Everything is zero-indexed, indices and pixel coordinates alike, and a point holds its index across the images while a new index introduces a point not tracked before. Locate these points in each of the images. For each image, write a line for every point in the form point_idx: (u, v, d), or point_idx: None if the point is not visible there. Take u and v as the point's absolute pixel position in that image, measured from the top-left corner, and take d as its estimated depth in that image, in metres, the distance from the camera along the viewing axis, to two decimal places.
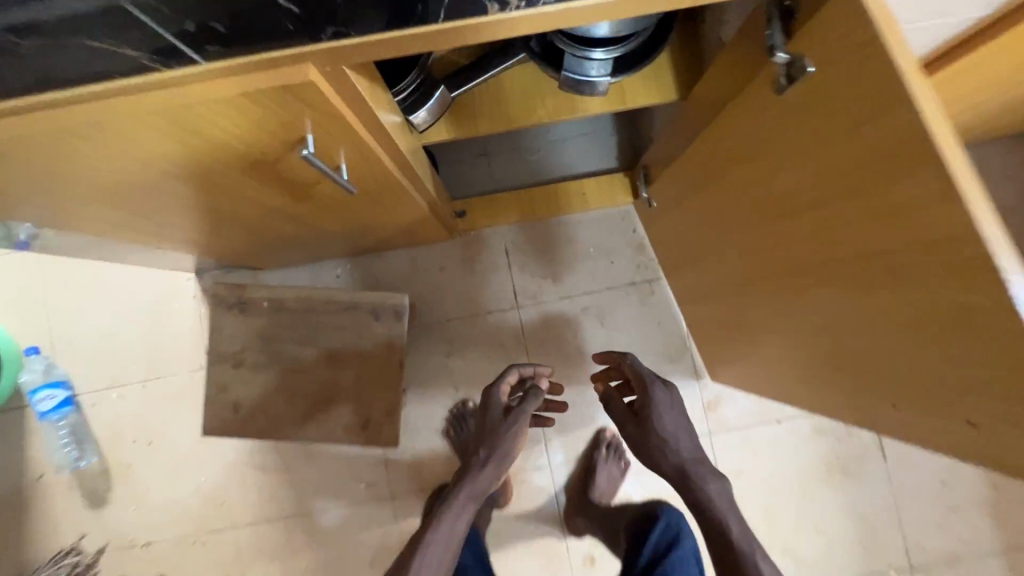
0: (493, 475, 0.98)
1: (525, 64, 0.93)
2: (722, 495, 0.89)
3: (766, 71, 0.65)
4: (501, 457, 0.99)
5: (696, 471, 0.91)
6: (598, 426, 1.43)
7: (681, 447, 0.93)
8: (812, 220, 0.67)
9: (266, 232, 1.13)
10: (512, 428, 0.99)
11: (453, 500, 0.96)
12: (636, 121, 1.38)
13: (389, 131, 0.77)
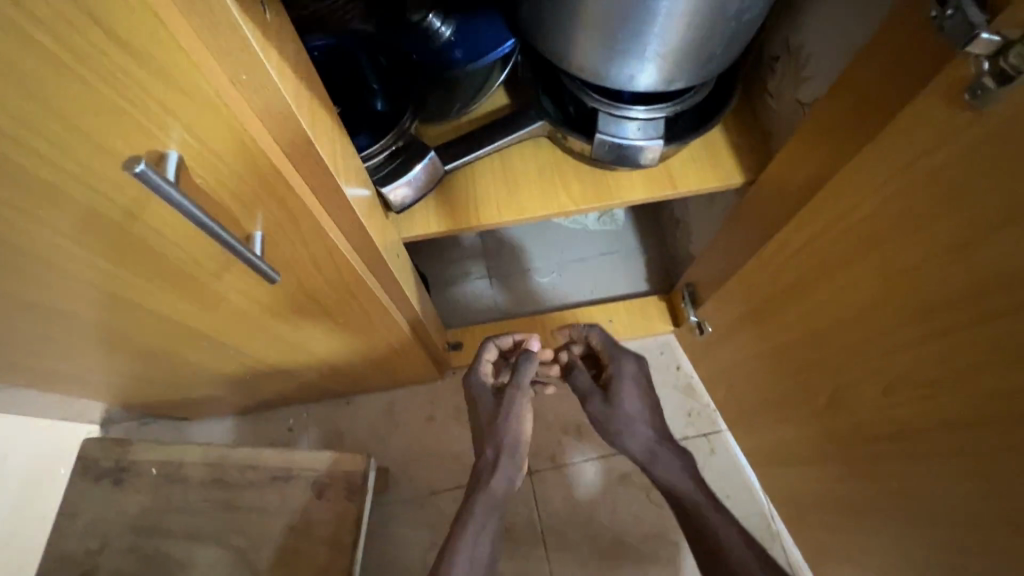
0: (506, 475, 0.69)
1: (541, 142, 0.72)
2: (695, 492, 0.71)
3: (945, 73, 0.41)
4: (511, 452, 0.70)
5: (656, 468, 0.74)
6: None
7: (641, 440, 0.75)
8: None
9: (181, 377, 0.80)
10: (514, 410, 0.71)
11: (461, 524, 0.66)
12: (670, 240, 1.15)
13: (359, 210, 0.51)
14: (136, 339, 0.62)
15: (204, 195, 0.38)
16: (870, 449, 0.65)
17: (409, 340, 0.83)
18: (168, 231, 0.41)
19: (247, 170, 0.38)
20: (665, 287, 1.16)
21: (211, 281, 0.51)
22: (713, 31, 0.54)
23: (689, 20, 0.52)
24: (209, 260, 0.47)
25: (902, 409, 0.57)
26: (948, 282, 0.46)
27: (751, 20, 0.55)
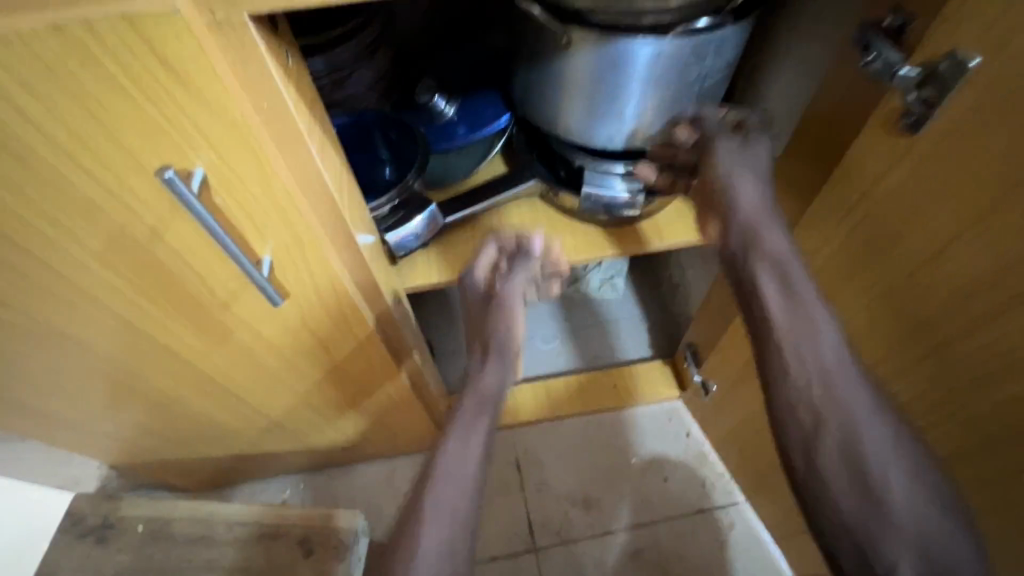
0: (497, 385, 0.68)
1: (536, 201, 0.79)
2: (792, 320, 0.54)
3: (878, 110, 0.46)
4: (501, 349, 0.69)
5: (758, 258, 0.56)
6: None
7: (746, 203, 0.58)
8: None
9: (181, 433, 0.80)
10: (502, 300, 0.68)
11: (453, 420, 0.66)
12: (671, 304, 1.17)
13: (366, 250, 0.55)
14: (143, 382, 0.63)
15: (221, 215, 0.43)
16: None
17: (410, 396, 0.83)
18: (188, 252, 0.45)
19: (261, 194, 0.43)
20: (668, 352, 1.15)
21: (220, 313, 0.54)
22: (680, 94, 0.62)
23: (659, 90, 0.60)
24: (220, 287, 0.50)
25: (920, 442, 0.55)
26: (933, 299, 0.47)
27: (712, 86, 0.63)
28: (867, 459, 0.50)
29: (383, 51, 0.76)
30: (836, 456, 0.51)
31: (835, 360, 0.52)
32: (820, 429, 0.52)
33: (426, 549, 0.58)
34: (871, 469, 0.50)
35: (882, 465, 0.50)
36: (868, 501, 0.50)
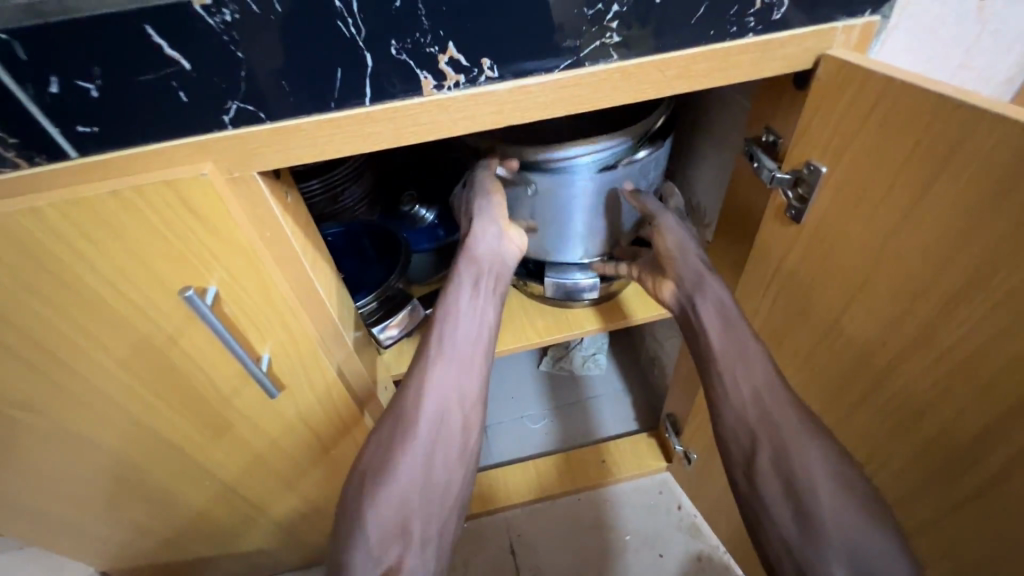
0: (491, 249, 0.66)
1: (509, 290, 0.88)
2: (723, 339, 0.59)
3: (771, 204, 0.56)
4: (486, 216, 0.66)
5: (703, 300, 0.63)
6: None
7: (687, 267, 0.66)
8: (922, 369, 0.46)
9: (176, 533, 0.81)
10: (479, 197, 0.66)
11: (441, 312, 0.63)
12: (651, 376, 1.23)
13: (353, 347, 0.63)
14: (145, 479, 0.67)
15: (228, 321, 0.51)
16: None
17: None
18: (197, 354, 0.53)
19: (262, 301, 0.51)
20: (651, 423, 1.19)
21: (222, 406, 0.60)
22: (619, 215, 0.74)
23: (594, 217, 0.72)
24: (223, 382, 0.57)
25: None
26: (844, 352, 0.54)
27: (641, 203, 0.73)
28: (798, 477, 0.52)
29: (370, 171, 0.89)
30: (771, 472, 0.54)
31: (764, 382, 0.56)
32: (756, 448, 0.56)
33: (426, 416, 0.59)
34: (797, 480, 0.52)
35: (808, 478, 0.52)
36: (799, 517, 0.52)
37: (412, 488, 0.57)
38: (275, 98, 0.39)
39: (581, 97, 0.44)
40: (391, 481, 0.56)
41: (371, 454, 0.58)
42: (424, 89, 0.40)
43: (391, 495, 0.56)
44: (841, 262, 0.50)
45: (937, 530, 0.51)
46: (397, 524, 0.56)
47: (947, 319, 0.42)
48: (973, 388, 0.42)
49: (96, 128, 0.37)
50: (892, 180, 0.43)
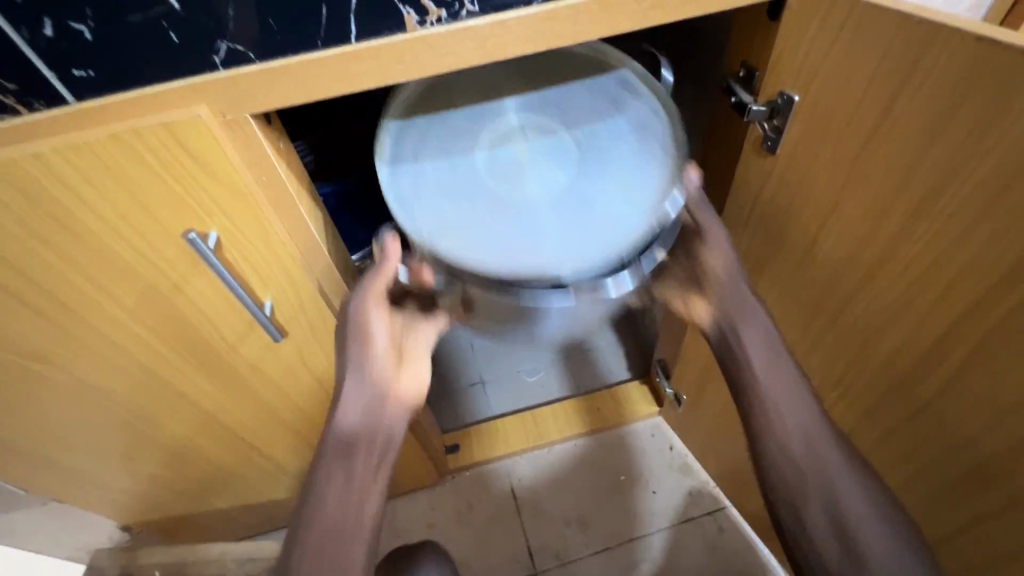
0: (363, 416, 0.60)
1: None
2: (774, 377, 0.59)
3: (749, 138, 0.58)
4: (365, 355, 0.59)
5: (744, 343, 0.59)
6: None
7: (731, 294, 0.61)
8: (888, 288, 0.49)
9: (195, 485, 0.86)
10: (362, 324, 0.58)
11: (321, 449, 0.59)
12: (642, 327, 1.26)
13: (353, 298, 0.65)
14: (159, 429, 0.71)
15: (230, 267, 0.53)
16: None
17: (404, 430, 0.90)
18: (204, 302, 0.55)
19: (264, 248, 0.53)
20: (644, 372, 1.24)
21: (229, 354, 0.62)
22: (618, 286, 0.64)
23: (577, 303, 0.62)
24: (230, 330, 0.59)
25: (840, 410, 0.62)
26: (818, 278, 0.57)
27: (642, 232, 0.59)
28: (846, 517, 0.55)
29: None
30: (820, 509, 0.56)
31: (812, 419, 0.58)
32: (804, 485, 0.57)
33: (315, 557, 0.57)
34: (846, 516, 0.55)
35: (855, 513, 0.55)
36: (849, 554, 0.54)
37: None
38: (264, 37, 0.40)
39: (561, 31, 0.45)
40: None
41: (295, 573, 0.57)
42: (408, 25, 0.42)
43: None
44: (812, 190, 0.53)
45: (901, 437, 0.55)
46: None
47: (908, 232, 0.45)
48: (932, 295, 0.45)
49: (94, 71, 0.39)
50: (857, 102, 0.45)
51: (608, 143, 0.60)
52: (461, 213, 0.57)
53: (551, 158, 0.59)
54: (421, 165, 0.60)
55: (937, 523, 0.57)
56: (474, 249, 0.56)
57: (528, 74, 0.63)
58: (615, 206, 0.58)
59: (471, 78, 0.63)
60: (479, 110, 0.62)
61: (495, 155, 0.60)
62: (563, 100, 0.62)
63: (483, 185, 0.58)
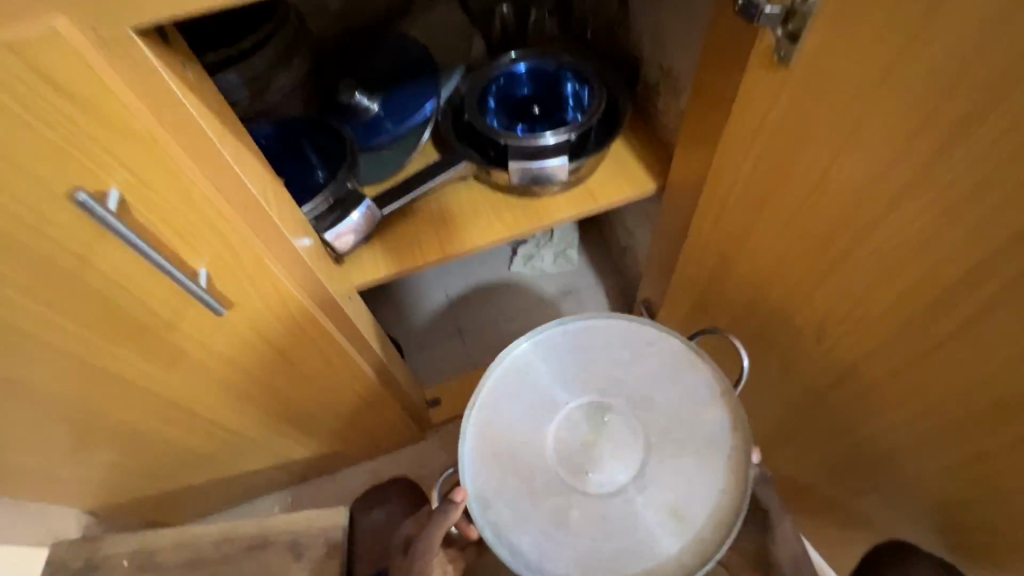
0: None
1: (470, 185, 0.83)
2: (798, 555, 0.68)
3: (757, 47, 0.49)
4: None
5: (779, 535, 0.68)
6: None
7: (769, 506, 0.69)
8: (915, 215, 0.44)
9: (157, 467, 0.79)
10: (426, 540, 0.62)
11: None
12: (624, 267, 1.21)
13: (307, 259, 0.56)
14: (103, 417, 0.63)
15: (145, 231, 0.43)
16: (834, 406, 0.66)
17: (381, 394, 0.84)
18: (122, 275, 0.46)
19: (185, 207, 0.44)
20: (626, 313, 1.20)
21: (168, 332, 0.54)
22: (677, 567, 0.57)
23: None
24: (162, 306, 0.51)
25: (841, 349, 0.60)
26: (827, 211, 0.52)
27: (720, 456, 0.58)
28: None
29: (300, 58, 0.77)
30: None
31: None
32: None
33: None
34: None
35: None
36: None
37: None
38: None
39: None
40: None
41: None
42: None
43: None
44: (828, 108, 0.46)
45: (911, 372, 0.53)
46: None
47: (940, 162, 0.40)
48: (961, 232, 0.41)
49: None
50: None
51: (677, 421, 0.60)
52: (544, 511, 0.57)
53: (627, 467, 0.58)
54: (493, 433, 0.60)
55: (937, 457, 0.56)
56: (567, 551, 0.56)
57: (578, 352, 0.63)
58: (697, 491, 0.57)
59: (530, 384, 0.62)
60: (530, 371, 0.62)
61: (570, 449, 0.59)
62: (620, 378, 0.62)
63: (552, 473, 0.58)
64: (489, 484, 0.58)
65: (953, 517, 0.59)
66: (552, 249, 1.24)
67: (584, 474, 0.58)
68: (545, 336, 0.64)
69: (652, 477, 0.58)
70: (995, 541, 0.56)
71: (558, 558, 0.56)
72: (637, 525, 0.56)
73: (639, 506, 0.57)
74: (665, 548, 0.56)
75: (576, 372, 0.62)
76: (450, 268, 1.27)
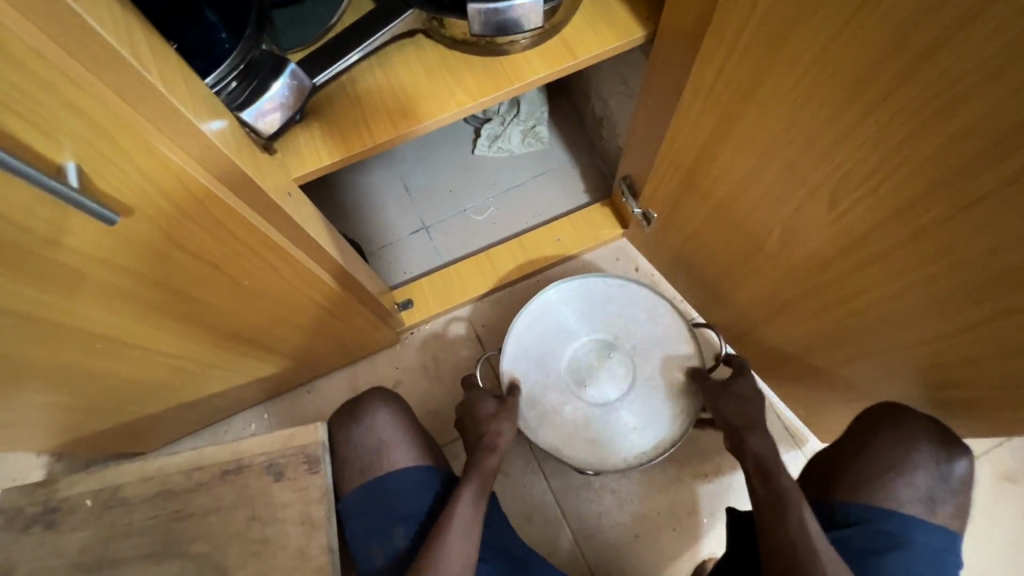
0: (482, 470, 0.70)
1: (420, 43, 0.67)
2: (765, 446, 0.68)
3: None
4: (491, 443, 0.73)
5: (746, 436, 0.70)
6: (699, 551, 0.92)
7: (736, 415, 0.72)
8: (983, 45, 0.35)
9: (104, 400, 0.71)
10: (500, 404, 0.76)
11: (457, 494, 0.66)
12: (600, 141, 1.10)
13: (217, 142, 0.44)
14: (11, 358, 0.53)
15: None
16: (834, 275, 0.62)
17: (345, 300, 0.76)
18: None
19: (11, 69, 0.30)
20: (603, 194, 1.11)
21: (53, 251, 0.42)
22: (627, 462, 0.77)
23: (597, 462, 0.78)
24: (30, 217, 0.38)
25: (854, 214, 0.54)
26: (860, 47, 0.42)
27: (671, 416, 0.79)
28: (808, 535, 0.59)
29: None
30: (784, 528, 0.60)
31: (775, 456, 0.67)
32: (774, 500, 0.63)
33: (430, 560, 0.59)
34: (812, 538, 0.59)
35: (810, 533, 0.59)
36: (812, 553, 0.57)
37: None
38: None
39: None
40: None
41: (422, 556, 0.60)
42: None
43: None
44: None
45: (934, 235, 0.48)
46: None
47: None
48: (1016, 74, 0.35)
49: None
50: None
51: (655, 366, 0.82)
52: (552, 403, 0.81)
53: (616, 390, 0.81)
54: (531, 341, 0.83)
55: (942, 320, 0.53)
56: (557, 431, 0.80)
57: (602, 303, 0.85)
58: (657, 415, 0.79)
59: (561, 315, 0.84)
60: (565, 304, 0.85)
61: (581, 368, 0.83)
62: (625, 327, 0.84)
63: (563, 379, 0.82)
64: (521, 372, 0.82)
65: (947, 374, 0.58)
66: (519, 126, 1.10)
67: (584, 388, 0.82)
68: (576, 287, 0.85)
69: (630, 403, 0.80)
70: (986, 393, 0.55)
71: (550, 437, 0.79)
72: (611, 428, 0.79)
73: (613, 416, 0.80)
74: (624, 447, 0.79)
75: (596, 318, 0.85)
76: (407, 158, 1.14)
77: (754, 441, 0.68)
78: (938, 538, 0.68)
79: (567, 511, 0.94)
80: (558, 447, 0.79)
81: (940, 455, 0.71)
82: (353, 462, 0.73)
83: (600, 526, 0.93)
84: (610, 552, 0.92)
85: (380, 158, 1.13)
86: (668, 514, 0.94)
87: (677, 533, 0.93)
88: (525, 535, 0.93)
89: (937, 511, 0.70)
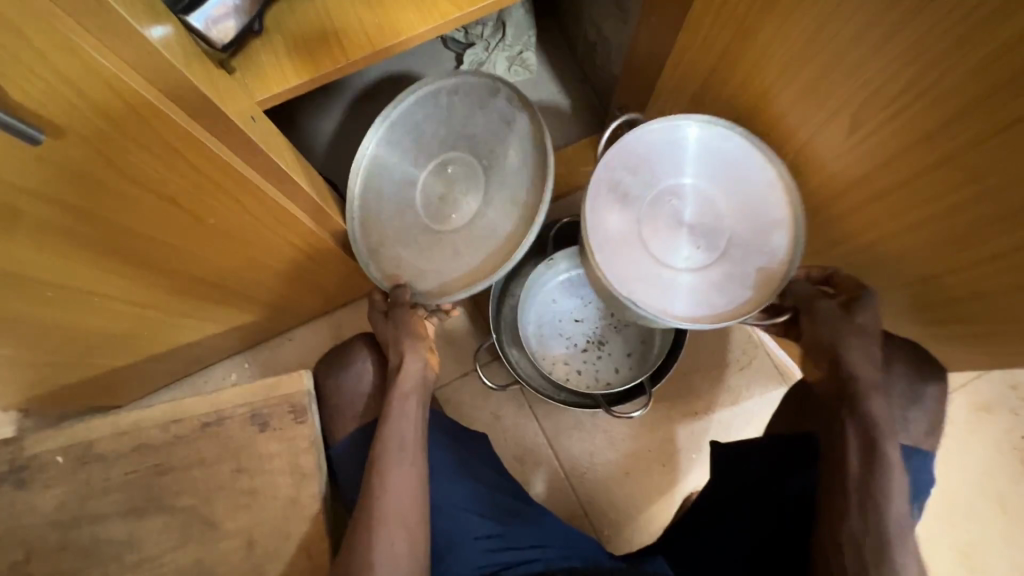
0: (415, 375, 0.65)
1: None
2: (885, 417, 0.55)
3: None
4: (409, 345, 0.65)
5: (862, 403, 0.55)
6: (685, 484, 0.94)
7: (868, 368, 0.56)
8: None
9: (68, 353, 0.66)
10: (405, 308, 0.66)
11: (384, 414, 0.62)
12: (592, 69, 1.02)
13: (165, 52, 0.37)
14: None
15: None
16: (846, 208, 0.58)
17: (323, 243, 0.70)
18: None
19: None
20: (595, 127, 1.05)
21: None
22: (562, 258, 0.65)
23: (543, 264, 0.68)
24: None
25: (879, 137, 0.49)
26: None
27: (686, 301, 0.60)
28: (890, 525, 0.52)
29: None
30: (880, 514, 0.52)
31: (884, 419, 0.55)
32: (869, 483, 0.53)
33: (387, 497, 0.57)
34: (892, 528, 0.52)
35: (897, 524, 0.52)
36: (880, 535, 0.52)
37: (384, 520, 0.56)
38: None
39: None
40: (376, 527, 0.55)
41: (374, 497, 0.57)
42: None
43: (378, 525, 0.55)
44: None
45: (963, 161, 0.44)
46: (383, 533, 0.55)
47: None
48: None
49: None
50: None
51: (482, 127, 0.66)
52: (431, 256, 0.66)
53: (474, 193, 0.66)
54: (376, 224, 0.67)
55: (960, 253, 0.50)
56: (455, 271, 0.65)
57: (408, 133, 0.68)
58: (522, 183, 0.64)
59: (383, 180, 0.68)
60: (382, 169, 0.68)
61: (435, 206, 0.67)
62: (447, 133, 0.67)
63: (431, 227, 0.67)
64: (387, 267, 0.67)
65: (957, 310, 0.56)
66: (506, 52, 1.00)
67: (451, 218, 0.66)
68: (375, 143, 0.68)
69: (490, 193, 0.65)
70: (996, 328, 0.54)
71: (451, 279, 0.65)
72: (498, 226, 0.64)
73: (494, 217, 0.64)
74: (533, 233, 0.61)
75: (415, 151, 0.68)
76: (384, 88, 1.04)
77: (876, 407, 0.55)
78: (910, 459, 0.65)
79: (554, 451, 0.95)
80: (472, 275, 0.64)
81: (914, 381, 0.67)
82: (339, 410, 0.71)
83: (585, 464, 0.94)
84: (601, 490, 0.94)
85: (354, 89, 1.04)
86: (658, 452, 0.95)
87: (667, 469, 0.94)
88: (517, 473, 0.94)
89: (910, 430, 0.66)
